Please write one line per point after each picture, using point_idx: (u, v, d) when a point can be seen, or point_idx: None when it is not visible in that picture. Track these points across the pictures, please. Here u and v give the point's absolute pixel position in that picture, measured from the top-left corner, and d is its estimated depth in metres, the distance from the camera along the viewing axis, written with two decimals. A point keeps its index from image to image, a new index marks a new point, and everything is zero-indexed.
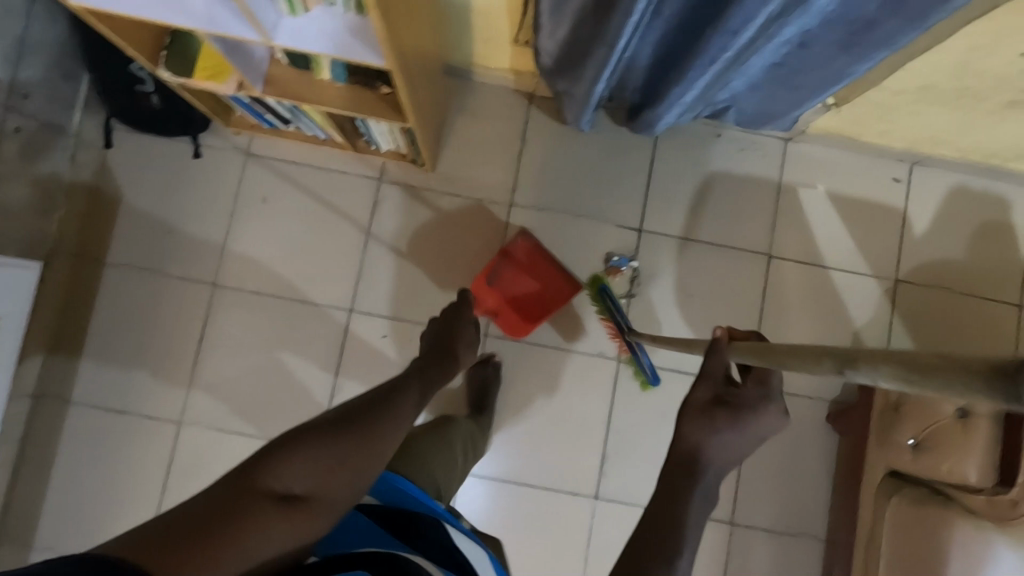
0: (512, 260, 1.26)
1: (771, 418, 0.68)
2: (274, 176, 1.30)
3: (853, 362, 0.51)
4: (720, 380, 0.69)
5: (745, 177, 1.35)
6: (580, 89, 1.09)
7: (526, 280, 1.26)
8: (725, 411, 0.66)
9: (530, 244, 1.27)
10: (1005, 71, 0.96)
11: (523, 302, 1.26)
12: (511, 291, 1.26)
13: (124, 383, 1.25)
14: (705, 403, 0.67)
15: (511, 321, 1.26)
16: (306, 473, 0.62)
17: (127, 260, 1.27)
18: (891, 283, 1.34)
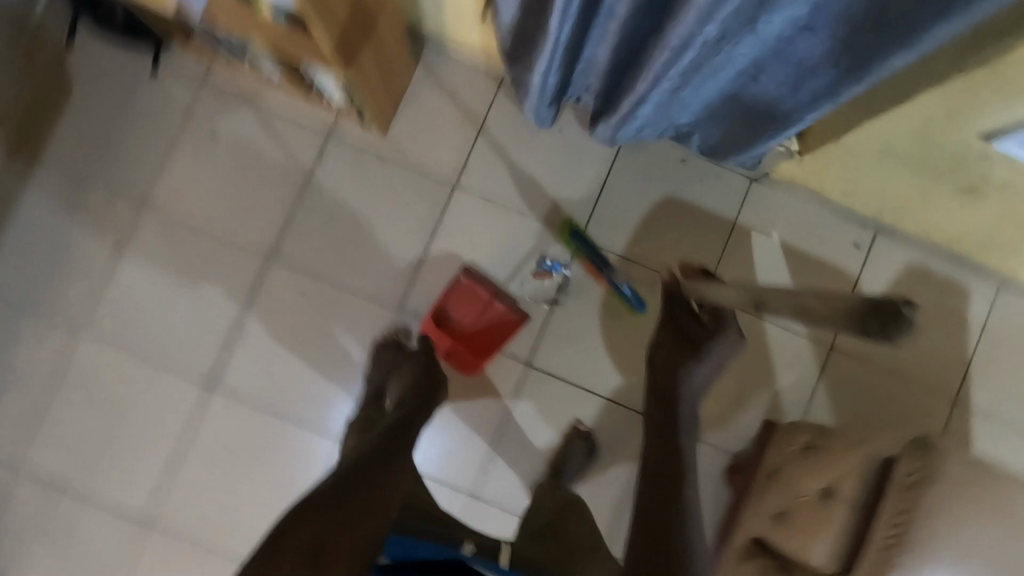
0: (454, 299, 1.26)
1: (734, 339, 0.97)
2: (224, 107, 1.28)
3: (762, 303, 0.79)
4: (684, 323, 1.01)
5: (699, 208, 1.30)
6: (532, 80, 1.06)
7: (473, 315, 1.26)
8: (691, 352, 0.98)
9: (473, 283, 1.25)
10: (962, 149, 0.91)
11: (475, 338, 1.26)
12: (459, 328, 1.26)
13: (37, 280, 1.26)
14: (674, 342, 1.00)
15: (464, 359, 1.26)
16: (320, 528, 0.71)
17: (66, 161, 1.27)
18: (824, 349, 1.28)
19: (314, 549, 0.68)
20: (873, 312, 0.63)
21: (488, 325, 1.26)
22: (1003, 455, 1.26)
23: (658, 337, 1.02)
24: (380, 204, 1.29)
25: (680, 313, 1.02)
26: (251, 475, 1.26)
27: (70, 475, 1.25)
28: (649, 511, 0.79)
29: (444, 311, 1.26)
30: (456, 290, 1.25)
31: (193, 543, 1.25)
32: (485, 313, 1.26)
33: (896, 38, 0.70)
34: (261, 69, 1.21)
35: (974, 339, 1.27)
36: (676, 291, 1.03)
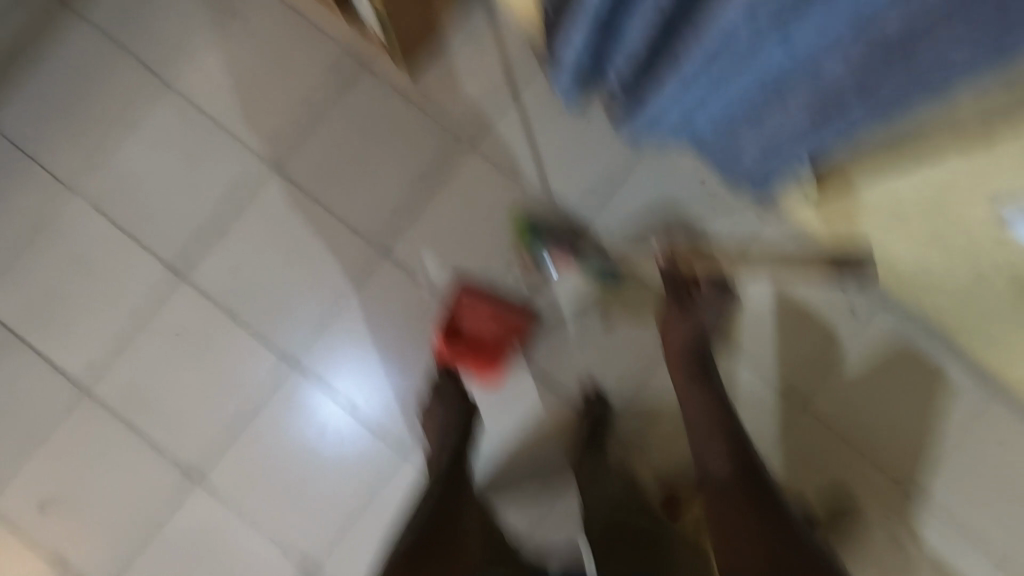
0: (465, 317, 1.25)
1: None
2: (267, 15, 1.29)
3: None
4: None
5: (704, 233, 1.26)
6: (558, 59, 1.03)
7: (498, 329, 1.25)
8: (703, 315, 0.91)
9: (474, 292, 1.26)
10: (975, 234, 0.86)
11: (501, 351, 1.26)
12: (482, 341, 1.25)
13: (46, 130, 1.28)
14: (685, 327, 0.89)
15: (487, 368, 1.24)
16: None
17: (105, 26, 1.30)
18: (792, 408, 1.24)
19: None
20: None
21: (511, 335, 1.26)
22: (945, 563, 1.21)
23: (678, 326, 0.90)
24: (387, 146, 1.29)
25: (693, 301, 0.89)
26: (198, 371, 1.26)
27: (24, 324, 1.26)
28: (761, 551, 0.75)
29: (461, 329, 1.25)
30: (477, 305, 1.24)
31: (123, 423, 1.25)
32: (505, 325, 1.25)
33: (916, 91, 0.65)
34: None
35: (951, 440, 1.21)
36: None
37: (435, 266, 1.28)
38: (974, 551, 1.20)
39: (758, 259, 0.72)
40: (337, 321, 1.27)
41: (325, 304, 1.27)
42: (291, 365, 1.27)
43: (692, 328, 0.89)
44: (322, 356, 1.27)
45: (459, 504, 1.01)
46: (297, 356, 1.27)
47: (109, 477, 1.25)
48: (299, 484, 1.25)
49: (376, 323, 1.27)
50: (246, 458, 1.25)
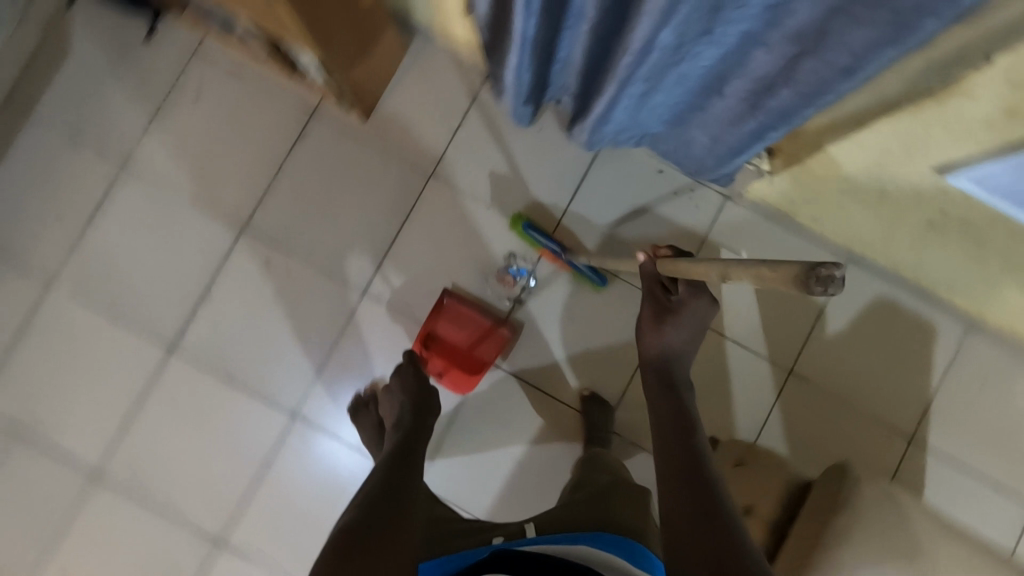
0: (441, 323, 1.26)
1: (705, 303, 0.87)
2: (214, 78, 1.31)
3: (728, 274, 0.65)
4: (657, 297, 0.88)
5: (670, 221, 1.30)
6: (507, 78, 1.07)
7: (475, 343, 1.26)
8: (671, 320, 0.87)
9: (456, 302, 1.27)
10: (920, 186, 0.91)
11: (475, 364, 1.26)
12: (455, 347, 1.26)
13: (14, 224, 1.29)
14: (654, 329, 0.88)
15: (456, 377, 1.26)
16: None
17: (57, 111, 1.31)
18: (783, 374, 1.28)
19: None
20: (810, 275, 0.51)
21: (489, 347, 1.27)
22: (952, 500, 1.25)
23: (645, 326, 0.90)
24: (352, 187, 1.31)
25: (662, 291, 0.87)
26: (204, 435, 1.28)
27: (27, 419, 1.28)
28: (687, 504, 0.71)
29: (436, 334, 1.26)
30: (456, 315, 1.27)
31: (138, 499, 1.27)
32: (481, 335, 1.26)
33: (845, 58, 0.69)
34: (249, 45, 1.24)
35: (937, 380, 1.26)
36: (651, 270, 0.86)
37: (418, 295, 1.30)
38: (977, 482, 1.25)
39: (719, 262, 0.66)
40: (329, 365, 1.30)
41: (316, 350, 1.30)
42: (292, 417, 1.29)
43: (660, 327, 0.88)
44: (321, 402, 1.29)
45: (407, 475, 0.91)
46: (299, 405, 1.29)
47: (134, 553, 1.27)
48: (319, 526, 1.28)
49: (368, 362, 1.30)
50: (264, 512, 1.28)
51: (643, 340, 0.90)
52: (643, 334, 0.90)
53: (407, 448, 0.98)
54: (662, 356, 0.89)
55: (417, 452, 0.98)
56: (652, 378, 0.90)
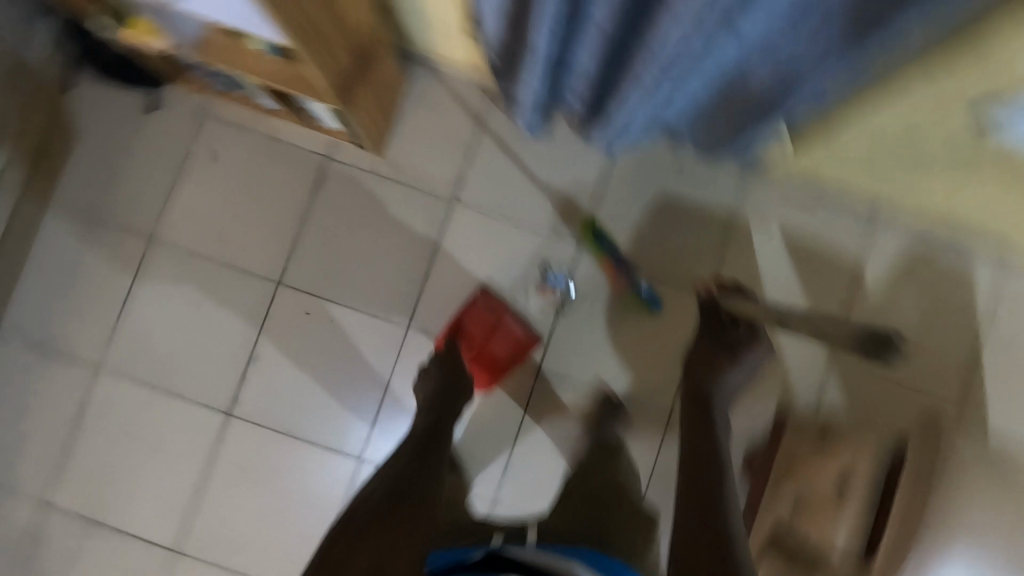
0: (472, 323, 1.27)
1: (763, 346, 1.07)
2: (223, 140, 1.31)
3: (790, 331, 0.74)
4: (713, 328, 1.09)
5: (696, 206, 1.30)
6: (521, 94, 1.07)
7: (497, 342, 1.28)
8: (729, 353, 1.06)
9: (494, 307, 1.28)
10: (951, 135, 0.91)
11: (494, 360, 1.28)
12: (481, 347, 1.27)
13: (53, 317, 1.30)
14: (708, 361, 1.06)
15: (474, 373, 1.28)
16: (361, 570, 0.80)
17: (76, 198, 1.31)
18: (833, 337, 1.28)
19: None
20: None
21: (503, 345, 1.29)
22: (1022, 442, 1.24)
23: (697, 353, 1.07)
24: (377, 224, 1.31)
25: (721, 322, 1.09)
26: (274, 496, 1.28)
27: (96, 507, 1.28)
28: (694, 532, 0.78)
29: (464, 331, 1.27)
30: (478, 313, 1.27)
31: (219, 568, 1.27)
32: (508, 341, 1.28)
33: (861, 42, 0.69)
34: (255, 101, 1.24)
35: (985, 318, 1.26)
36: (708, 300, 1.11)
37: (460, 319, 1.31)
38: None
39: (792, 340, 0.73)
40: (386, 404, 1.29)
41: (370, 392, 1.29)
42: (358, 462, 1.29)
43: (713, 356, 1.06)
44: (383, 442, 1.29)
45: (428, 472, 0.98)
46: (363, 448, 1.29)
47: None
48: None
49: None
50: None
51: (695, 368, 1.06)
52: (694, 367, 1.06)
53: (429, 446, 1.04)
54: (710, 385, 1.04)
55: (441, 450, 1.04)
56: (687, 396, 1.05)
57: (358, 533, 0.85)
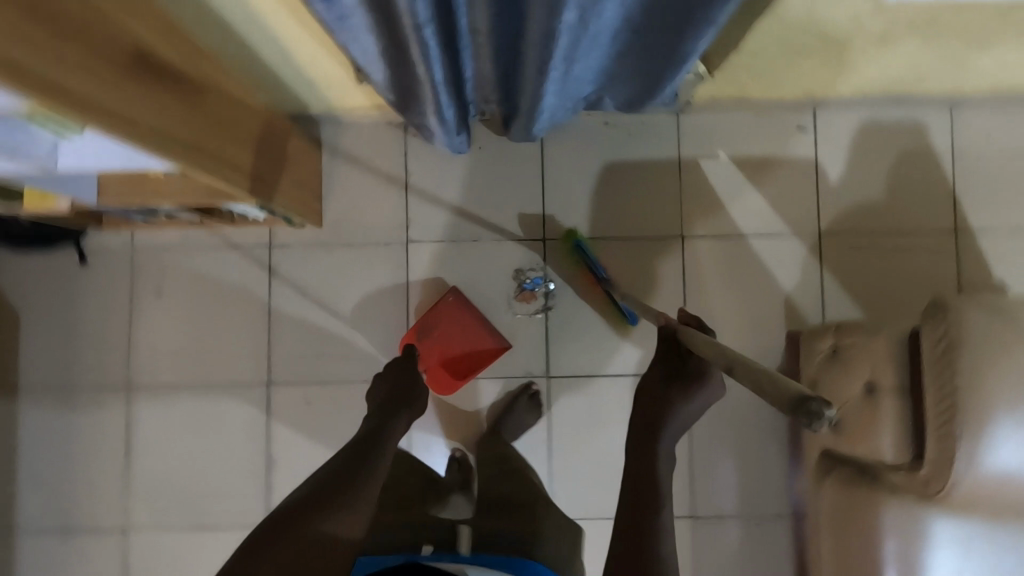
0: (438, 322, 1.22)
1: (716, 386, 0.81)
2: (163, 265, 1.28)
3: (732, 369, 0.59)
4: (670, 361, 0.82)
5: (640, 161, 1.28)
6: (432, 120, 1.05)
7: (456, 341, 1.23)
8: (678, 389, 0.81)
9: (459, 304, 1.23)
10: (855, 13, 0.90)
11: (454, 360, 1.23)
12: (446, 348, 1.23)
13: (65, 498, 1.27)
14: (656, 396, 0.82)
15: (440, 376, 1.23)
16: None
17: (43, 376, 1.28)
18: (816, 239, 1.26)
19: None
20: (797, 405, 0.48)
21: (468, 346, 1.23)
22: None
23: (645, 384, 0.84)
24: (342, 292, 1.28)
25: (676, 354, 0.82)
26: None
27: None
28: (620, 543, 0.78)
29: (430, 333, 1.22)
30: (440, 311, 1.23)
31: None
32: (476, 341, 1.23)
33: None
34: (178, 219, 1.21)
35: (951, 168, 1.25)
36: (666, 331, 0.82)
37: None
38: None
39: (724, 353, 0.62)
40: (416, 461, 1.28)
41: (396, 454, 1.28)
42: None
43: (664, 391, 0.82)
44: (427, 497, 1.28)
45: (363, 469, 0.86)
46: None
47: None
48: None
49: (450, 437, 1.28)
50: None
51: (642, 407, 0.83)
52: (642, 408, 0.83)
53: (362, 458, 0.87)
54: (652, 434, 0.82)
55: (384, 445, 0.90)
56: (634, 431, 0.83)
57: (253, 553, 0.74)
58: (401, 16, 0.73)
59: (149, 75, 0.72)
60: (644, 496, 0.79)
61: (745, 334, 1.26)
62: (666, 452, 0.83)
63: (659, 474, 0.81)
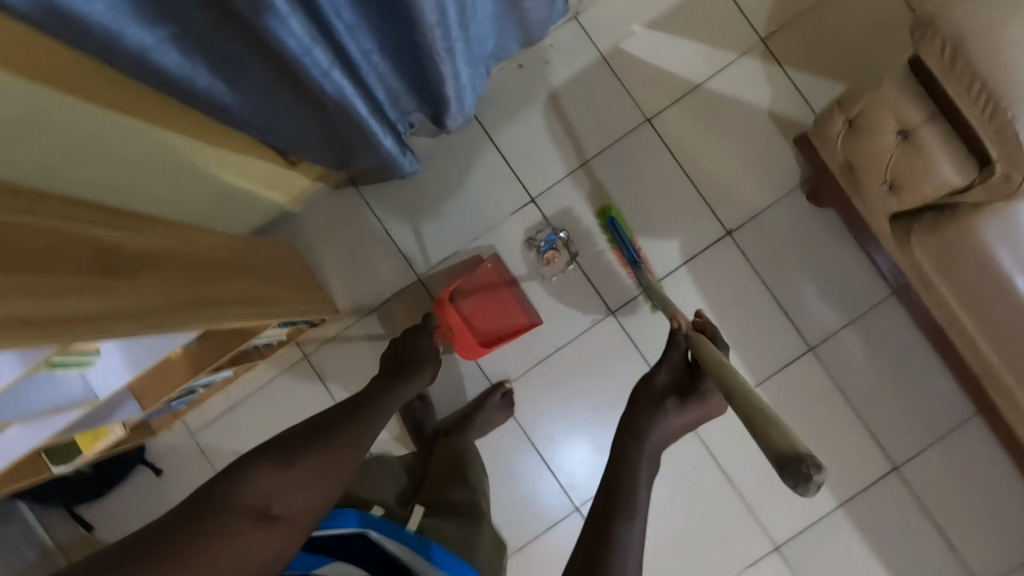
0: (475, 301, 1.24)
1: (713, 402, 0.82)
2: (228, 432, 1.29)
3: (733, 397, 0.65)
4: (674, 373, 0.85)
5: (569, 80, 1.26)
6: (377, 160, 1.01)
7: (490, 317, 1.25)
8: (675, 398, 0.81)
9: (501, 285, 1.25)
10: None
11: (487, 333, 1.24)
12: (474, 321, 1.23)
13: None
14: (649, 404, 0.80)
15: (464, 343, 1.23)
16: (289, 495, 0.69)
17: None
18: (762, 48, 1.24)
19: (263, 509, 0.67)
20: (786, 463, 0.52)
21: (495, 325, 1.25)
22: None
23: (639, 394, 0.82)
24: None
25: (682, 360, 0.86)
26: None
27: None
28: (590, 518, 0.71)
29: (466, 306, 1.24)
30: (486, 284, 1.24)
31: None
32: (506, 322, 1.25)
33: None
34: (215, 384, 1.20)
35: None
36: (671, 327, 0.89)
37: (519, 346, 1.29)
38: None
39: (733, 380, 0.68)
40: (549, 453, 1.30)
41: (529, 457, 1.30)
42: (579, 509, 1.29)
43: (656, 398, 0.81)
44: (579, 477, 1.29)
45: (375, 415, 0.86)
46: (571, 498, 1.29)
47: None
48: (692, 536, 1.26)
49: (563, 416, 1.29)
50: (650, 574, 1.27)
51: (638, 418, 0.79)
52: (636, 412, 0.81)
53: (373, 401, 0.89)
54: (638, 447, 0.77)
55: (393, 401, 0.93)
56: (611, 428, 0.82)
57: (257, 477, 0.68)
58: (305, 78, 0.68)
59: (113, 260, 0.67)
60: (618, 502, 0.71)
61: (756, 167, 1.25)
62: (644, 469, 0.76)
63: (638, 483, 0.74)
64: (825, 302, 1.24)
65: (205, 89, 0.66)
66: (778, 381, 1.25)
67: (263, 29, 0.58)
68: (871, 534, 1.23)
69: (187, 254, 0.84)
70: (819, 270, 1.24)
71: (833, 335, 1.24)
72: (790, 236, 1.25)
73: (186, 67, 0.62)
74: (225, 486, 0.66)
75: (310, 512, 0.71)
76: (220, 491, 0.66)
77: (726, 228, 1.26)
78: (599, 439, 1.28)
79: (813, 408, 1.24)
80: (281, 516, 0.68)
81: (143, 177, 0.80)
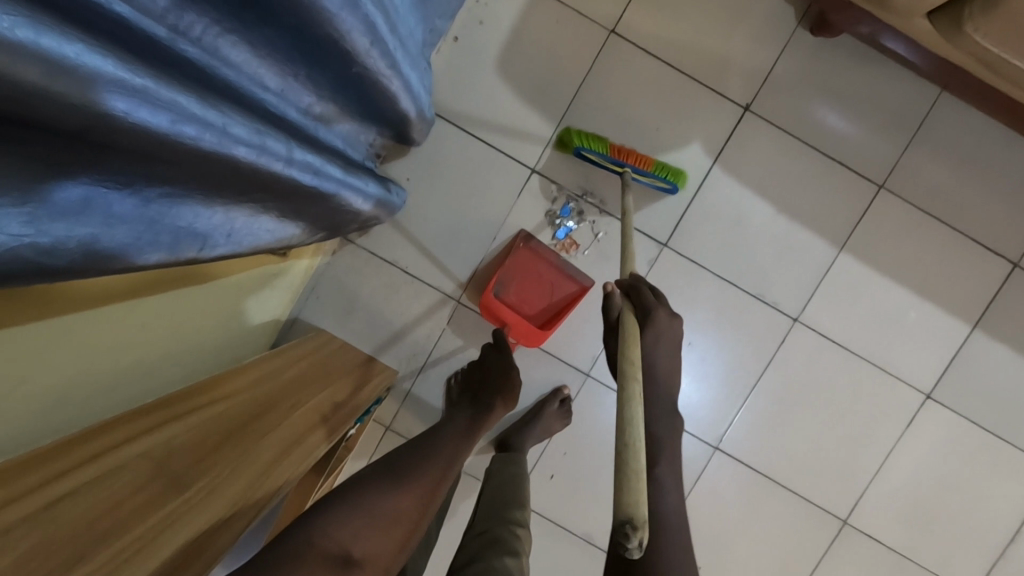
0: (518, 285, 1.15)
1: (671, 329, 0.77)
2: None
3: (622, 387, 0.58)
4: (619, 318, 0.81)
5: (513, 28, 1.11)
6: (358, 223, 0.90)
7: (538, 295, 1.16)
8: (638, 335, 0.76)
9: (535, 256, 1.15)
10: None
11: (529, 317, 1.15)
12: (524, 305, 1.15)
13: None
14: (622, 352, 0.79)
15: (524, 332, 1.13)
16: (365, 536, 0.61)
17: None
18: None
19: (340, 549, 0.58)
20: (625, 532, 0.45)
21: (546, 299, 1.16)
22: None
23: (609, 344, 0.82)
24: None
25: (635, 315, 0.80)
26: (735, 538, 1.21)
27: None
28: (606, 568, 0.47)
29: (510, 293, 1.15)
30: (521, 264, 1.15)
31: None
32: (557, 292, 1.15)
33: None
34: None
35: None
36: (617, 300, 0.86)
37: (587, 320, 1.19)
38: None
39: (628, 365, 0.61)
40: None
41: None
42: (718, 449, 1.20)
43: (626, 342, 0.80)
44: (703, 418, 1.20)
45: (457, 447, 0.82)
46: (707, 439, 1.20)
47: None
48: (837, 422, 1.19)
49: None
50: (815, 482, 1.19)
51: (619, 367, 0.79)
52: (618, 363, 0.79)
53: (447, 432, 0.84)
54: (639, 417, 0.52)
55: (472, 429, 0.89)
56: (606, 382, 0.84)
57: (333, 526, 0.59)
58: (267, 176, 0.57)
59: (176, 469, 0.59)
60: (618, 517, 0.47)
61: (745, 29, 1.11)
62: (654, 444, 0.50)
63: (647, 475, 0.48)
64: (875, 131, 1.12)
65: (171, 246, 0.54)
66: (862, 233, 1.14)
67: (205, 150, 0.46)
68: (1015, 340, 1.15)
69: (224, 394, 0.76)
70: (855, 103, 1.12)
71: (897, 161, 1.13)
72: (811, 82, 1.12)
73: (142, 232, 0.50)
74: (301, 530, 0.57)
75: (389, 557, 0.63)
76: (298, 538, 0.56)
77: (743, 104, 1.13)
78: (698, 365, 1.18)
79: (908, 246, 1.14)
80: (359, 561, 0.58)
81: (157, 358, 0.70)
